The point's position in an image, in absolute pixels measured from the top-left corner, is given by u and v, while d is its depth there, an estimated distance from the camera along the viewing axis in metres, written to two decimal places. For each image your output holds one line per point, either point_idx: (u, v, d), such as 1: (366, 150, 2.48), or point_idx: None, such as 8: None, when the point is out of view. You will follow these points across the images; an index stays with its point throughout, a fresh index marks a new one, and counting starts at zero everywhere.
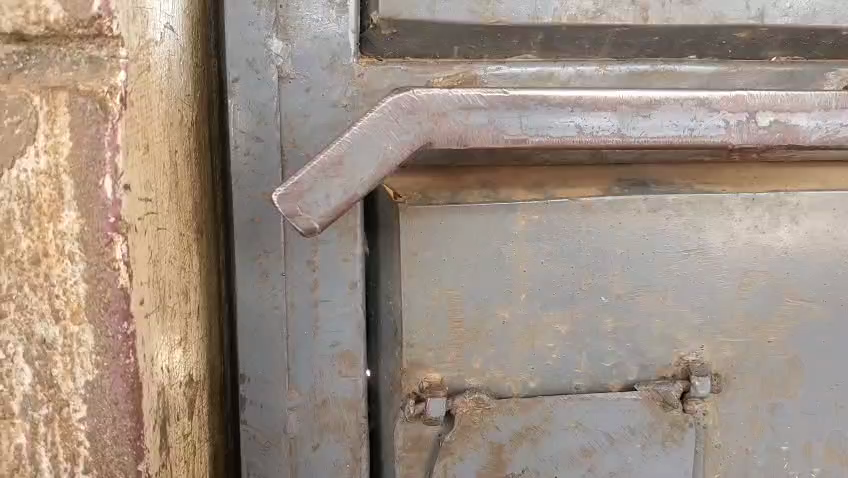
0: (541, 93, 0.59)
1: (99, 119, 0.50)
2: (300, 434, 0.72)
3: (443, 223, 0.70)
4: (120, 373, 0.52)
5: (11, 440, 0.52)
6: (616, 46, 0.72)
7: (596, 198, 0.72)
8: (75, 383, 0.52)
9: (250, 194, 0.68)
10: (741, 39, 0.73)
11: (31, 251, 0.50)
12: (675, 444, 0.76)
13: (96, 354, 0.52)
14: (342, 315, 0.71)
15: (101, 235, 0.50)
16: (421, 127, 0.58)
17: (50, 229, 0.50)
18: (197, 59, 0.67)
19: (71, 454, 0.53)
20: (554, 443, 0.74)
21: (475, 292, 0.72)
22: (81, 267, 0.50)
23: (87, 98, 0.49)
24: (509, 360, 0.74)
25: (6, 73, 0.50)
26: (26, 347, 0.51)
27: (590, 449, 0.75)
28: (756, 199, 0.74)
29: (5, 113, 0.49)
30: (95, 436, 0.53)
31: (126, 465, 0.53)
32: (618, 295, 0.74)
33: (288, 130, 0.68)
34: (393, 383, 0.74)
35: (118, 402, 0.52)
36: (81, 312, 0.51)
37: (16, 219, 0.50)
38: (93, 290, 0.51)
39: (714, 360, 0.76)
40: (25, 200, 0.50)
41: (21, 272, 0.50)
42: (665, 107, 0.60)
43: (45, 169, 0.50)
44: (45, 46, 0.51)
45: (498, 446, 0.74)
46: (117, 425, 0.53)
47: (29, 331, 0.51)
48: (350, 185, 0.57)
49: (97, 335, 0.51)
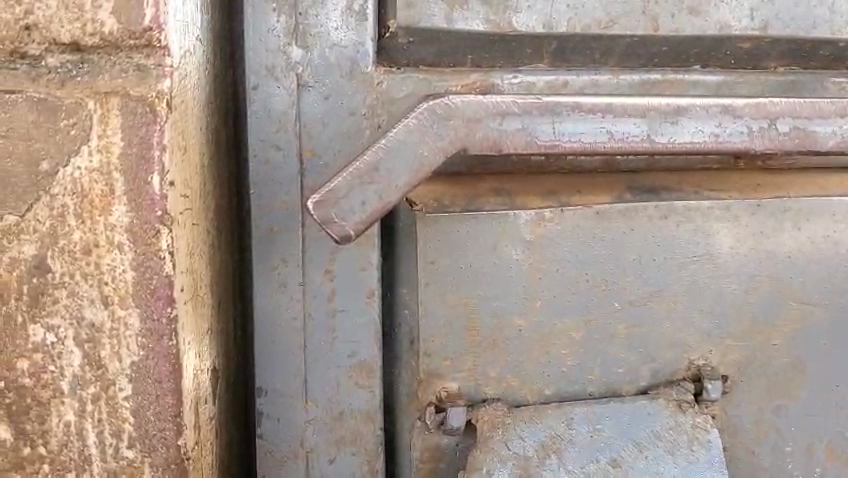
0: (572, 98, 0.59)
1: (148, 121, 0.51)
2: (316, 448, 0.71)
3: (460, 231, 0.70)
4: (164, 355, 0.54)
5: (60, 417, 0.54)
6: (625, 56, 0.73)
7: (609, 205, 0.73)
8: (121, 364, 0.53)
9: (268, 202, 0.67)
10: (744, 49, 0.75)
11: (83, 242, 0.52)
12: (701, 447, 0.74)
13: (142, 337, 0.53)
14: (359, 325, 0.70)
15: (149, 226, 0.52)
16: (457, 133, 0.57)
17: (100, 221, 0.51)
18: (216, 67, 0.67)
19: (116, 429, 0.54)
20: (579, 453, 0.72)
21: (490, 300, 0.72)
22: (129, 258, 0.52)
23: (138, 102, 0.51)
24: (525, 369, 0.74)
25: (60, 80, 0.52)
26: (75, 331, 0.53)
27: (617, 458, 0.72)
28: (760, 205, 0.76)
29: (62, 116, 0.51)
30: (139, 413, 0.54)
31: (168, 440, 0.55)
32: (630, 302, 0.75)
33: (306, 137, 0.67)
34: (409, 392, 0.73)
35: (161, 381, 0.54)
36: (128, 298, 0.53)
37: (70, 213, 0.51)
38: (139, 277, 0.52)
39: (723, 363, 0.77)
40: (78, 196, 0.51)
41: (72, 262, 0.52)
42: (692, 114, 0.61)
43: (98, 167, 0.51)
44: (96, 56, 0.52)
45: (523, 456, 0.71)
46: (160, 402, 0.54)
47: (79, 315, 0.52)
48: (385, 190, 0.57)
49: (144, 318, 0.53)
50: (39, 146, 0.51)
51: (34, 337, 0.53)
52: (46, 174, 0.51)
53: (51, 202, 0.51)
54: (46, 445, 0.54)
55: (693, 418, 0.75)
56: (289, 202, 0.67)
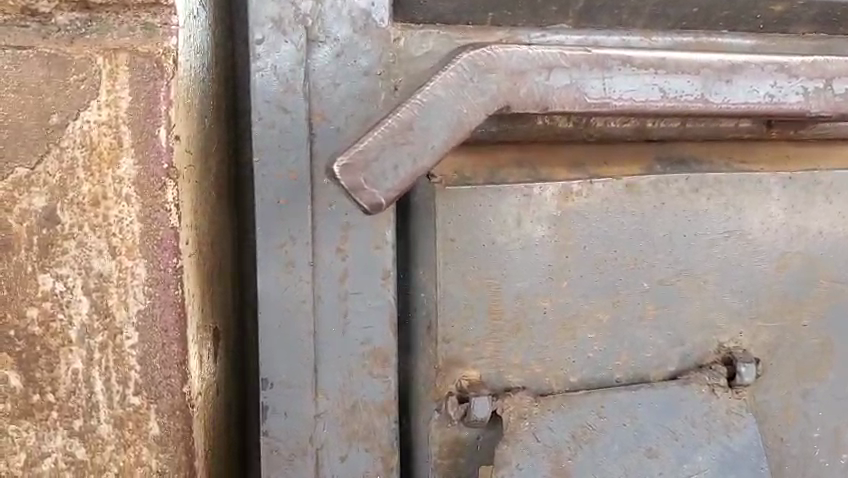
0: (623, 53, 0.56)
1: (156, 77, 0.51)
2: (326, 443, 0.64)
3: (482, 205, 0.64)
4: (169, 304, 0.53)
5: (68, 365, 0.52)
6: (653, 18, 0.68)
7: (640, 176, 0.68)
8: (128, 313, 0.53)
9: (275, 172, 0.60)
10: (775, 13, 0.71)
11: (91, 194, 0.51)
12: (738, 433, 0.70)
13: (148, 286, 0.53)
14: (373, 308, 0.63)
15: (155, 178, 0.52)
16: (500, 87, 0.53)
17: (108, 174, 0.51)
18: (216, 33, 0.66)
19: (123, 377, 0.53)
20: (612, 443, 0.67)
21: (513, 281, 0.66)
22: (136, 210, 0.52)
23: (146, 60, 0.51)
24: (550, 354, 0.68)
25: (69, 38, 0.51)
26: (83, 280, 0.51)
27: (655, 448, 0.68)
28: (793, 178, 0.71)
29: (71, 71, 0.50)
30: (146, 361, 0.53)
31: (174, 387, 0.54)
32: (661, 281, 0.70)
33: (316, 99, 0.60)
34: (425, 382, 0.66)
35: (168, 329, 0.53)
36: (135, 249, 0.52)
37: (78, 166, 0.50)
38: (146, 228, 0.52)
39: (753, 346, 0.73)
40: (87, 148, 0.50)
41: (81, 213, 0.51)
42: (746, 73, 0.58)
43: (106, 120, 0.51)
44: (105, 13, 0.52)
45: (555, 448, 0.66)
46: (166, 350, 0.54)
47: (88, 266, 0.51)
48: (420, 151, 0.53)
49: (150, 268, 0.53)
50: (50, 101, 0.50)
51: (43, 285, 0.51)
52: (56, 127, 0.50)
53: (60, 155, 0.50)
54: (54, 392, 0.52)
55: (728, 404, 0.71)
56: (298, 171, 0.60)
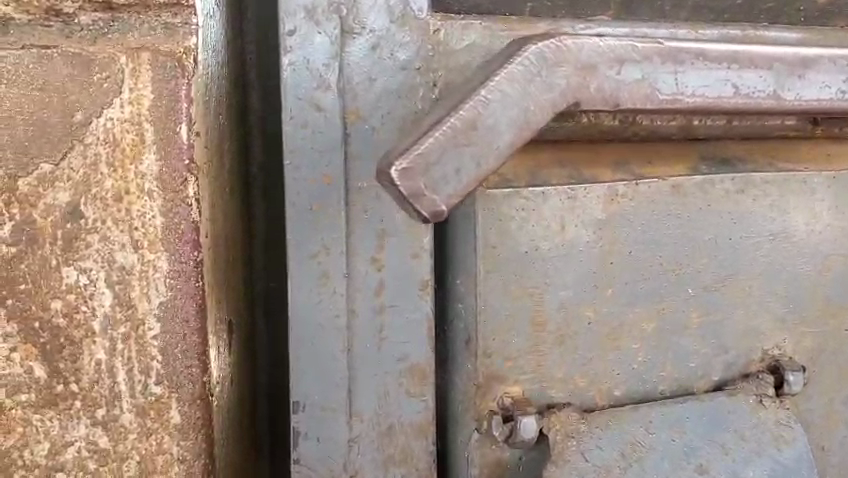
0: (698, 46, 0.54)
1: (178, 75, 0.47)
2: (361, 471, 0.59)
3: (527, 209, 0.60)
4: (191, 295, 0.49)
5: (91, 356, 0.47)
6: (695, 10, 0.65)
7: (685, 178, 0.64)
8: (150, 303, 0.48)
9: (308, 175, 0.55)
10: (819, 4, 0.68)
11: (115, 190, 0.46)
12: (787, 445, 0.67)
13: (170, 278, 0.48)
14: (410, 321, 0.58)
15: (177, 173, 0.47)
16: (569, 82, 0.51)
17: (131, 170, 0.46)
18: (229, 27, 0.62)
19: (145, 368, 0.48)
20: (660, 458, 0.63)
21: (557, 289, 0.62)
22: (158, 204, 0.47)
23: (168, 58, 0.46)
24: (594, 366, 0.64)
25: (92, 38, 0.47)
26: (106, 273, 0.46)
27: (704, 462, 0.64)
28: (837, 177, 0.68)
29: (95, 69, 0.45)
30: (167, 352, 0.48)
31: (195, 376, 0.49)
32: (706, 286, 0.66)
33: (350, 97, 0.55)
34: (465, 401, 0.61)
35: (189, 320, 0.49)
36: (157, 242, 0.47)
37: (102, 162, 0.46)
38: (169, 223, 0.47)
39: (797, 352, 0.70)
40: (111, 145, 0.46)
41: (104, 208, 0.46)
42: (819, 67, 0.56)
43: (129, 118, 0.46)
44: (127, 14, 0.48)
45: (604, 467, 0.62)
46: (187, 340, 0.49)
47: (111, 259, 0.46)
48: (483, 152, 0.49)
49: (172, 261, 0.48)
50: (73, 98, 0.45)
51: (67, 278, 0.46)
52: (79, 125, 0.45)
53: (84, 151, 0.45)
54: (78, 383, 0.47)
55: (775, 415, 0.68)
56: (331, 174, 0.55)
